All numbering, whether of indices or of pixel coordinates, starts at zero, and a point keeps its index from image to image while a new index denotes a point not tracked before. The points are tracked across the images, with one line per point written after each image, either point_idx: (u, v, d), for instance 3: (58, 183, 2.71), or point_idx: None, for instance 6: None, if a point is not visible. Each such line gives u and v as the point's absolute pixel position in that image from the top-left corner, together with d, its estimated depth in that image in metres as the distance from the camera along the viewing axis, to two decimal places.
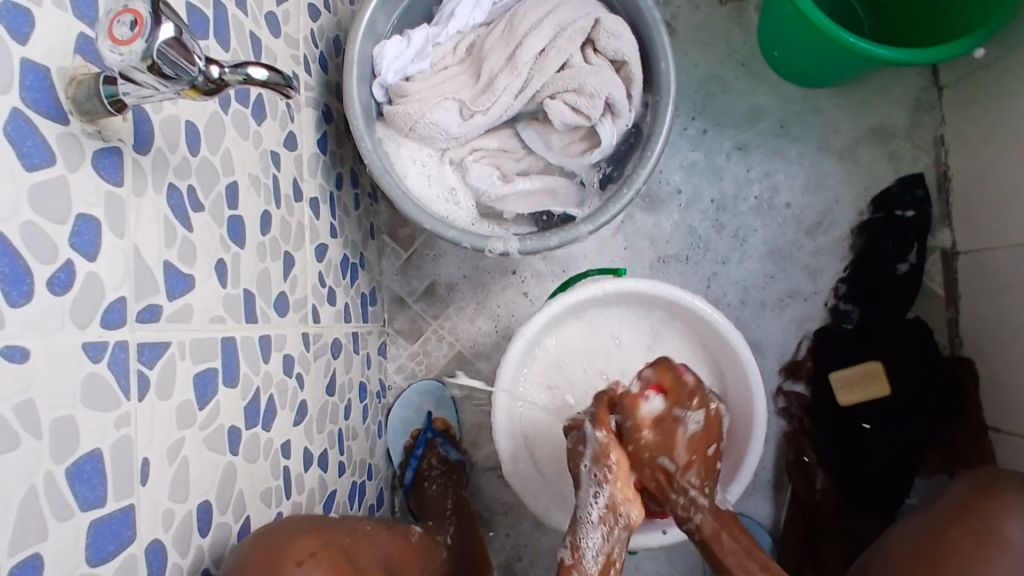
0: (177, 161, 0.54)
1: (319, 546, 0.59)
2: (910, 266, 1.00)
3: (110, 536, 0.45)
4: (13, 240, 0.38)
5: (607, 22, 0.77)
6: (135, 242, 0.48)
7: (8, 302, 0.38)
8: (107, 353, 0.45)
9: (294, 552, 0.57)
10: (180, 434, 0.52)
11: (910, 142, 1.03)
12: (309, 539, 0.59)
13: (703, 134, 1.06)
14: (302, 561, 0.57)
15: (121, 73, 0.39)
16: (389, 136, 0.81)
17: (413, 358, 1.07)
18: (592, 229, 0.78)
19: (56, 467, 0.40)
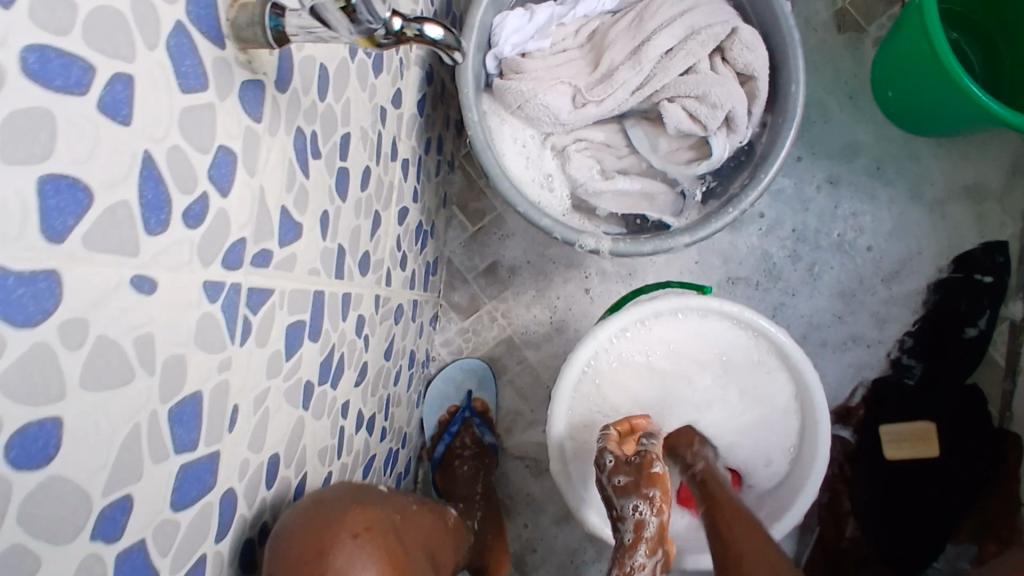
0: (307, 104, 0.52)
1: (369, 520, 0.55)
2: (979, 332, 0.98)
3: (194, 481, 0.42)
4: (160, 162, 0.35)
5: (744, 33, 0.74)
6: (261, 182, 0.46)
7: (146, 230, 0.35)
8: (221, 293, 0.42)
9: (347, 525, 0.53)
10: (267, 383, 0.51)
11: (1001, 208, 1.00)
12: (361, 513, 0.55)
13: (796, 160, 1.02)
14: (355, 535, 0.53)
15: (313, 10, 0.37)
16: (494, 110, 0.78)
17: (462, 334, 1.05)
18: (688, 242, 0.75)
19: (163, 406, 0.38)
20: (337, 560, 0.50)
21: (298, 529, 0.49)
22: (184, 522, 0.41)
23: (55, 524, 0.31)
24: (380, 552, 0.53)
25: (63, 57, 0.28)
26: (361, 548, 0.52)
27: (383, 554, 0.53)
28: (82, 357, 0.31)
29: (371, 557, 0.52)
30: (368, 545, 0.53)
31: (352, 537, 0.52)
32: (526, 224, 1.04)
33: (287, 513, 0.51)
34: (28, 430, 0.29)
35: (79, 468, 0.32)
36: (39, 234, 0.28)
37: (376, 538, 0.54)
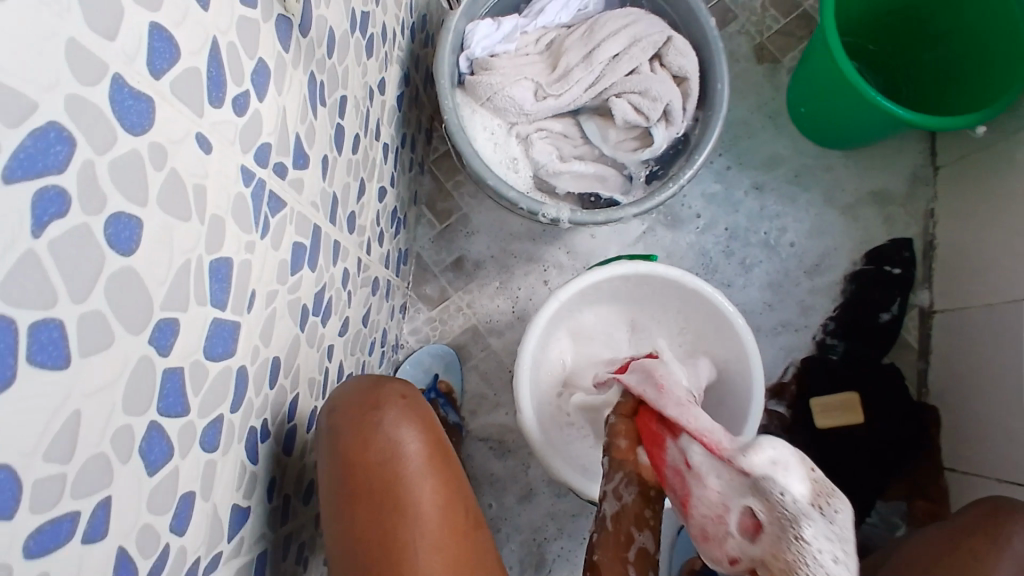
0: (319, 56, 0.61)
1: (417, 394, 0.63)
2: (892, 316, 1.11)
3: (220, 340, 0.48)
4: (221, 50, 0.44)
5: (677, 41, 0.89)
6: (285, 104, 0.54)
7: (209, 100, 0.43)
8: (253, 183, 0.50)
9: (395, 391, 0.62)
10: (276, 286, 0.58)
11: (906, 210, 1.16)
12: (408, 388, 0.64)
13: (726, 169, 1.17)
14: (402, 399, 0.61)
15: None
16: (466, 102, 0.89)
17: (430, 323, 1.13)
18: (637, 213, 0.86)
19: (206, 256, 0.45)
20: (387, 413, 0.59)
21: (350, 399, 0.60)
22: (211, 373, 0.47)
23: (130, 314, 0.37)
24: (423, 414, 0.61)
25: None
26: (406, 407, 0.60)
27: (425, 417, 0.61)
28: (160, 181, 0.38)
29: (414, 414, 0.60)
30: (413, 405, 0.61)
31: (399, 399, 0.61)
32: (490, 222, 1.15)
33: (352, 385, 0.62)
34: (119, 219, 0.35)
35: (149, 275, 0.38)
36: (146, 65, 0.36)
37: (419, 404, 0.62)
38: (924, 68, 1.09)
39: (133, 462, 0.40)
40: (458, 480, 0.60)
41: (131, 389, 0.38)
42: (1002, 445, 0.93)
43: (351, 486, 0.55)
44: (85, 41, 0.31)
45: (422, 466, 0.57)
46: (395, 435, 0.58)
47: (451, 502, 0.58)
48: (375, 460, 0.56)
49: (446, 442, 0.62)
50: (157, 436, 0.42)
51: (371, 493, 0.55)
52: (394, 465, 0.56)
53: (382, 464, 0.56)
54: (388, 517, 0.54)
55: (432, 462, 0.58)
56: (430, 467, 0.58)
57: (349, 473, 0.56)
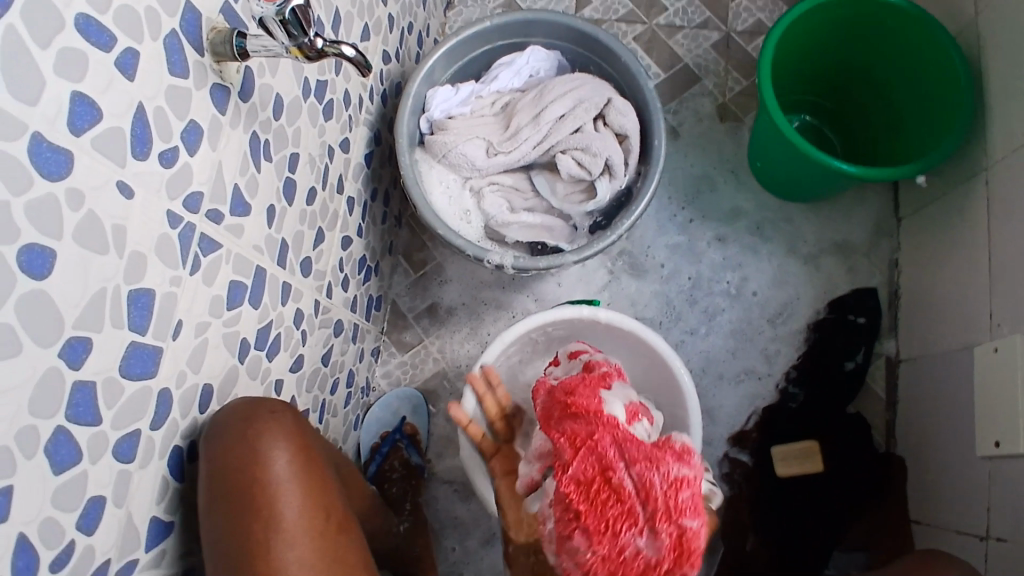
0: (263, 117, 0.69)
1: (288, 411, 0.69)
2: (856, 365, 1.12)
3: (139, 360, 0.54)
4: (148, 113, 0.52)
5: (617, 103, 0.96)
6: (220, 158, 0.62)
7: (133, 153, 0.51)
8: (180, 226, 0.58)
9: (265, 407, 0.67)
10: (209, 318, 0.64)
11: (868, 260, 1.18)
12: (280, 404, 0.69)
13: (689, 221, 1.22)
14: (274, 412, 0.67)
15: (264, 22, 0.55)
16: (425, 159, 0.97)
17: (401, 366, 1.17)
18: (577, 260, 0.92)
19: (124, 286, 0.52)
20: (257, 425, 0.64)
21: (225, 414, 0.64)
22: (127, 390, 0.54)
23: (40, 329, 0.44)
24: (289, 429, 0.66)
25: (98, 26, 0.46)
26: (274, 421, 0.66)
27: (293, 432, 0.67)
28: (77, 218, 0.46)
29: (282, 429, 0.66)
30: (284, 417, 0.67)
31: (268, 414, 0.66)
32: (462, 272, 1.21)
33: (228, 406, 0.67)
34: (32, 249, 0.43)
35: (60, 298, 0.46)
36: (66, 125, 0.44)
37: (288, 419, 0.67)
38: (873, 125, 1.14)
39: (37, 459, 0.46)
40: (323, 488, 0.66)
41: (39, 395, 0.45)
42: (956, 491, 0.93)
43: (216, 495, 0.60)
44: (8, 107, 0.40)
45: (285, 473, 0.63)
46: (262, 447, 0.63)
47: (312, 508, 0.64)
48: (239, 468, 0.61)
49: (313, 450, 0.68)
50: (64, 439, 0.48)
51: (237, 499, 0.60)
52: (259, 475, 0.62)
53: (245, 473, 0.61)
54: (250, 520, 0.60)
55: (296, 472, 0.64)
56: (294, 478, 0.64)
57: (217, 479, 0.61)
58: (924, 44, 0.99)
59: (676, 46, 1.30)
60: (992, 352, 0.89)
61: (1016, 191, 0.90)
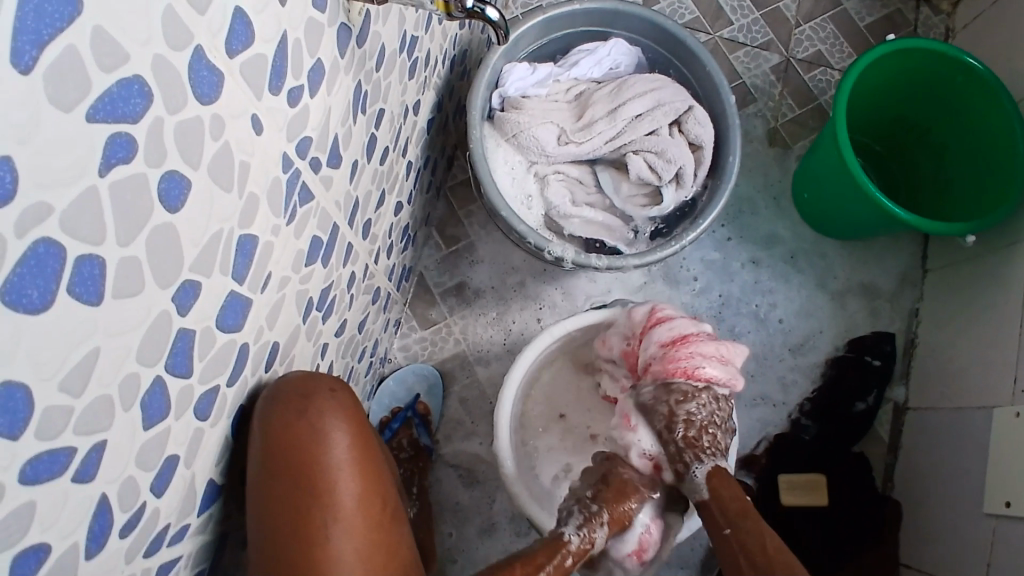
0: (368, 67, 0.65)
1: (347, 390, 0.62)
2: (867, 406, 1.15)
3: (232, 311, 0.50)
4: (288, 45, 0.48)
5: (697, 111, 0.94)
6: (331, 105, 0.58)
7: (270, 87, 0.47)
8: (290, 171, 0.53)
9: (323, 383, 0.60)
10: (291, 273, 0.59)
11: (891, 305, 1.21)
12: (336, 382, 0.62)
13: (727, 240, 1.23)
14: (334, 390, 0.60)
15: None
16: (492, 136, 0.94)
17: (420, 342, 1.14)
18: (637, 264, 0.90)
19: (237, 230, 0.47)
20: (317, 403, 0.58)
21: (281, 387, 0.58)
22: (219, 342, 0.50)
23: (161, 265, 0.40)
24: (349, 408, 0.60)
25: None
26: (334, 399, 0.59)
27: (353, 411, 0.60)
28: (214, 148, 0.42)
29: (343, 409, 0.59)
30: (344, 397, 0.60)
31: (328, 392, 0.59)
32: (495, 254, 1.17)
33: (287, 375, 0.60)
34: (171, 176, 0.38)
35: (185, 235, 0.41)
36: (224, 45, 0.40)
37: (348, 399, 0.61)
38: (921, 176, 1.16)
39: (133, 411, 0.41)
40: (382, 478, 0.60)
41: (148, 340, 0.40)
42: (959, 541, 0.98)
43: (271, 473, 0.55)
44: (180, 10, 0.35)
45: (346, 457, 0.57)
46: (320, 425, 0.57)
47: (370, 499, 0.57)
48: (298, 447, 0.55)
49: (371, 435, 0.62)
50: (159, 394, 0.44)
51: (289, 481, 0.55)
52: (315, 456, 0.55)
53: (301, 453, 0.55)
54: (306, 502, 0.54)
55: (354, 457, 0.57)
56: (354, 464, 0.57)
57: (269, 456, 0.55)
58: (995, 104, 1.00)
59: (736, 62, 1.29)
60: (1013, 417, 0.94)
61: None
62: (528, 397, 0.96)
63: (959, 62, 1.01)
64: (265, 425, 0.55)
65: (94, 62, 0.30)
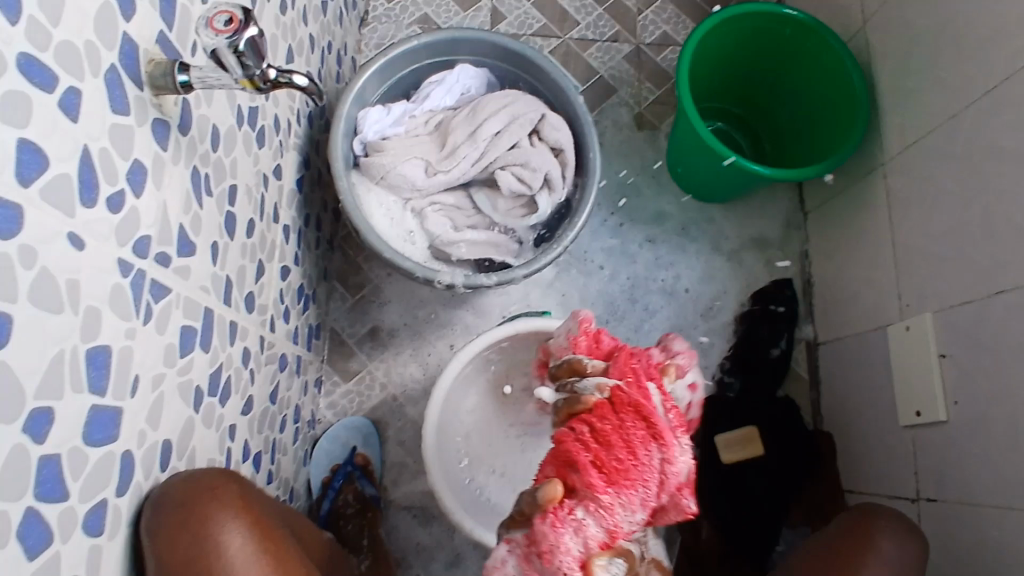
0: (202, 150, 0.66)
1: (228, 480, 0.64)
2: (782, 351, 1.20)
3: (100, 424, 0.50)
4: (94, 155, 0.48)
5: (551, 117, 0.98)
6: (166, 197, 0.58)
7: (82, 201, 0.47)
8: (132, 274, 0.54)
9: (205, 482, 0.61)
10: (164, 369, 0.59)
11: (783, 252, 1.28)
12: (216, 476, 0.63)
13: (620, 225, 1.27)
14: (216, 488, 0.62)
15: (214, 53, 0.52)
16: (361, 181, 0.95)
17: (347, 395, 1.14)
18: (527, 274, 0.92)
19: (81, 345, 0.48)
20: (202, 508, 0.59)
21: (164, 498, 0.57)
22: (91, 459, 0.50)
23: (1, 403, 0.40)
24: (236, 501, 0.62)
25: (39, 65, 0.42)
26: (219, 498, 0.61)
27: (239, 503, 0.62)
28: (30, 277, 0.42)
29: (231, 506, 0.61)
30: (228, 492, 0.62)
31: (211, 492, 0.61)
32: (400, 292, 1.19)
33: (169, 478, 0.60)
34: None
35: (20, 368, 0.42)
36: (13, 176, 0.41)
37: (233, 493, 0.62)
38: (780, 129, 1.25)
39: (8, 549, 0.41)
40: (283, 558, 0.63)
41: (3, 478, 0.41)
42: (884, 456, 1.04)
43: None
44: None
45: (245, 557, 0.60)
46: (210, 530, 0.59)
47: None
48: (196, 563, 0.57)
49: (264, 518, 0.64)
50: (35, 522, 0.44)
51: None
52: (211, 563, 0.58)
53: (199, 563, 0.57)
54: None
55: (253, 549, 0.61)
56: (254, 558, 0.60)
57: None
58: (823, 51, 1.08)
59: (591, 59, 1.34)
60: (904, 330, 1.00)
61: (914, 180, 1.01)
62: (456, 424, 0.98)
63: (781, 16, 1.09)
64: (155, 548, 0.55)
65: None
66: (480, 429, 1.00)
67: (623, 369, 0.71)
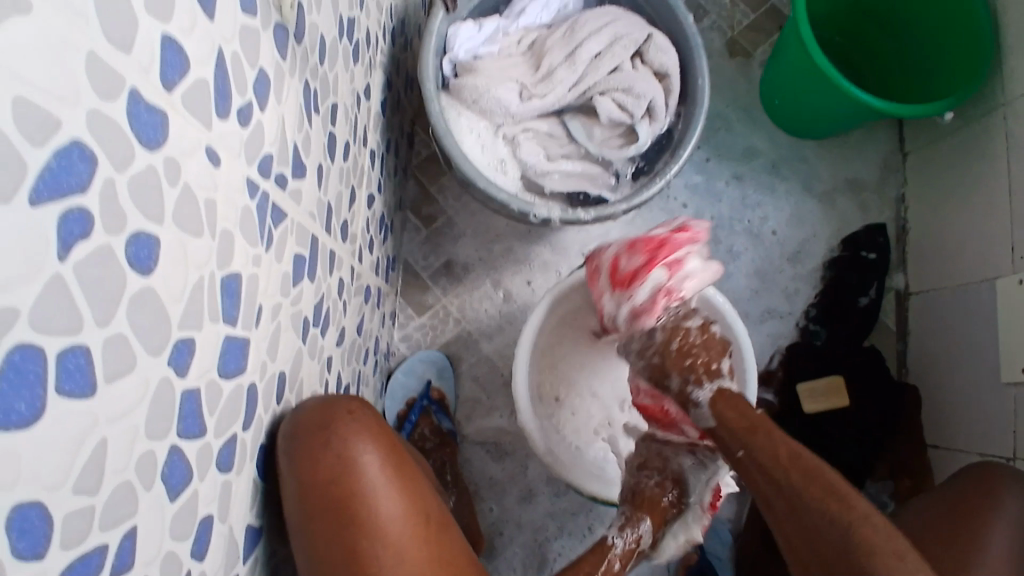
0: (312, 62, 0.60)
1: (362, 408, 0.64)
2: (871, 299, 1.15)
3: (232, 356, 0.47)
4: (226, 60, 0.43)
5: (657, 39, 0.90)
6: (283, 112, 0.53)
7: (217, 111, 0.43)
8: (258, 195, 0.49)
9: (341, 406, 0.62)
10: (281, 298, 0.56)
11: (878, 196, 1.21)
12: (351, 402, 0.63)
13: (705, 161, 1.20)
14: (351, 412, 0.62)
15: None
16: (452, 105, 0.89)
17: (420, 329, 1.11)
18: (626, 209, 0.87)
19: (218, 272, 0.44)
20: (338, 428, 0.59)
21: (304, 417, 0.58)
22: (225, 392, 0.47)
23: (150, 334, 0.37)
24: (372, 426, 0.62)
25: None
26: (356, 421, 0.61)
27: (375, 429, 0.62)
28: (175, 196, 0.38)
29: (366, 429, 0.61)
30: (363, 417, 0.62)
31: (347, 415, 0.61)
32: (475, 225, 1.14)
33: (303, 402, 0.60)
34: (138, 238, 0.35)
35: (166, 296, 0.38)
36: (159, 78, 0.36)
37: (367, 418, 0.63)
38: (889, 61, 1.15)
39: (155, 488, 0.39)
40: (416, 487, 0.62)
41: (153, 412, 0.38)
42: (982, 413, 0.99)
43: (311, 508, 0.56)
44: (105, 55, 0.31)
45: (379, 477, 0.59)
46: (350, 450, 0.59)
47: (410, 513, 0.60)
48: (333, 480, 0.57)
49: (396, 447, 0.64)
50: (178, 460, 0.41)
51: (330, 510, 0.56)
52: (350, 480, 0.58)
53: (338, 484, 0.57)
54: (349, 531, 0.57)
55: (388, 473, 0.60)
56: (388, 481, 0.60)
57: (306, 490, 0.56)
58: None
59: None
60: (1020, 284, 0.94)
61: None
62: (541, 363, 0.95)
63: None
64: (296, 464, 0.56)
65: (23, 139, 0.27)
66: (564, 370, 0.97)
67: (664, 353, 0.81)
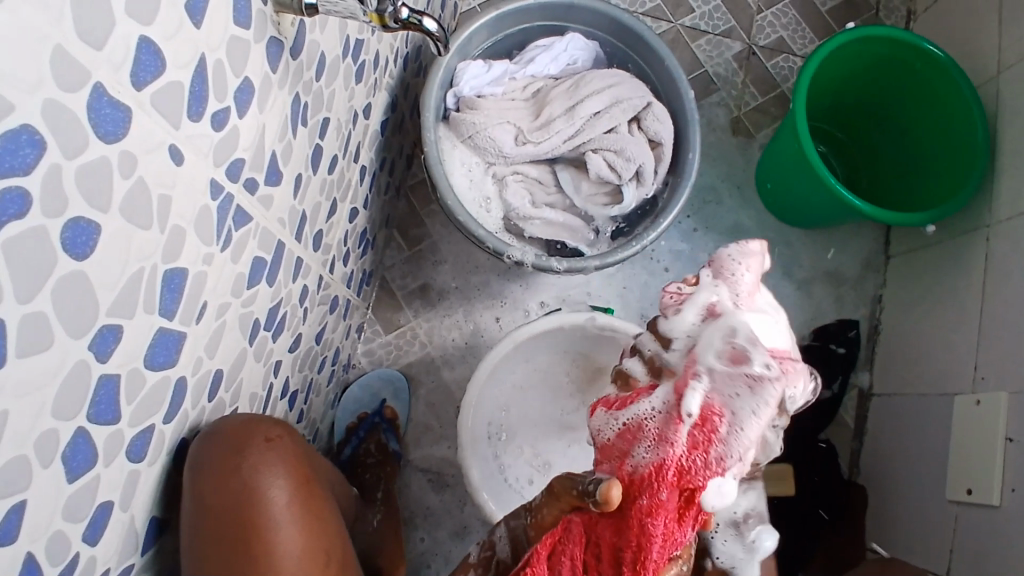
0: (307, 78, 0.62)
1: (284, 433, 0.62)
2: (833, 393, 1.15)
3: (164, 348, 0.48)
4: (208, 67, 0.45)
5: (656, 108, 0.92)
6: (264, 122, 0.55)
7: (188, 114, 0.44)
8: (221, 196, 0.51)
9: (261, 430, 0.60)
10: (231, 298, 0.57)
11: (855, 292, 1.22)
12: (273, 426, 0.62)
13: (693, 231, 1.22)
14: (270, 439, 0.60)
15: None
16: (448, 137, 0.92)
17: (385, 346, 1.12)
18: (598, 266, 0.88)
19: (161, 265, 0.45)
20: (250, 457, 0.58)
21: (212, 440, 0.56)
22: (149, 381, 0.48)
23: (74, 315, 0.38)
24: (289, 456, 0.61)
25: None
26: (272, 450, 0.59)
27: (291, 460, 0.61)
28: (125, 187, 0.40)
29: (281, 460, 0.59)
30: (281, 447, 0.60)
31: (264, 443, 0.59)
32: (458, 254, 1.15)
33: (223, 419, 0.59)
34: (77, 223, 0.36)
35: (99, 282, 0.39)
36: (128, 77, 0.38)
37: (287, 447, 0.61)
38: (883, 164, 1.18)
39: (54, 466, 0.40)
40: (319, 527, 0.61)
41: (65, 393, 0.39)
42: (924, 526, 0.99)
43: (207, 539, 0.55)
44: (72, 51, 0.33)
45: (284, 515, 0.58)
46: (259, 482, 0.57)
47: (311, 552, 0.60)
48: (233, 516, 0.55)
49: (312, 480, 0.63)
50: (84, 443, 0.42)
51: (229, 545, 0.55)
52: (254, 516, 0.56)
53: (240, 517, 0.56)
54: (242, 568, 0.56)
55: (295, 509, 0.59)
56: (292, 520, 0.59)
57: (205, 521, 0.55)
58: (957, 94, 1.01)
59: (698, 51, 1.27)
60: (975, 405, 0.95)
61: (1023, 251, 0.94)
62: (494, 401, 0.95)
63: (921, 50, 1.02)
64: (198, 492, 0.54)
65: None
66: (516, 412, 0.97)
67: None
